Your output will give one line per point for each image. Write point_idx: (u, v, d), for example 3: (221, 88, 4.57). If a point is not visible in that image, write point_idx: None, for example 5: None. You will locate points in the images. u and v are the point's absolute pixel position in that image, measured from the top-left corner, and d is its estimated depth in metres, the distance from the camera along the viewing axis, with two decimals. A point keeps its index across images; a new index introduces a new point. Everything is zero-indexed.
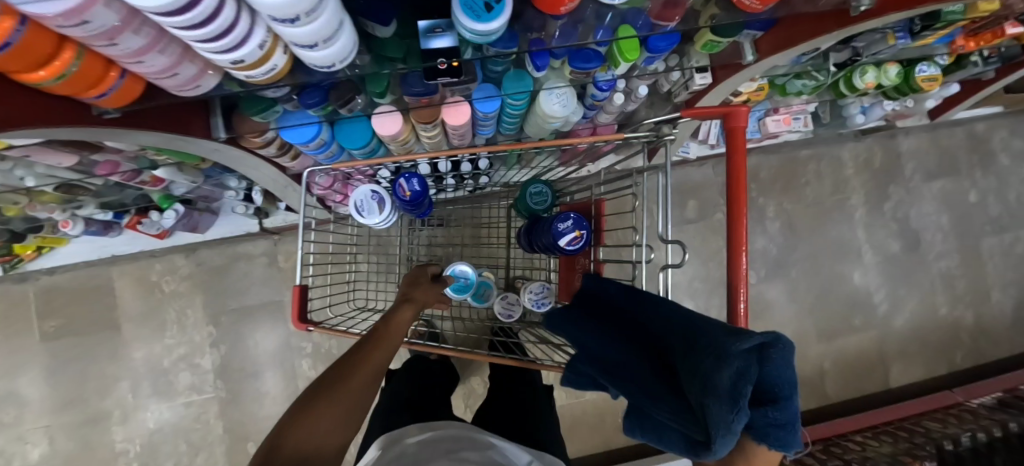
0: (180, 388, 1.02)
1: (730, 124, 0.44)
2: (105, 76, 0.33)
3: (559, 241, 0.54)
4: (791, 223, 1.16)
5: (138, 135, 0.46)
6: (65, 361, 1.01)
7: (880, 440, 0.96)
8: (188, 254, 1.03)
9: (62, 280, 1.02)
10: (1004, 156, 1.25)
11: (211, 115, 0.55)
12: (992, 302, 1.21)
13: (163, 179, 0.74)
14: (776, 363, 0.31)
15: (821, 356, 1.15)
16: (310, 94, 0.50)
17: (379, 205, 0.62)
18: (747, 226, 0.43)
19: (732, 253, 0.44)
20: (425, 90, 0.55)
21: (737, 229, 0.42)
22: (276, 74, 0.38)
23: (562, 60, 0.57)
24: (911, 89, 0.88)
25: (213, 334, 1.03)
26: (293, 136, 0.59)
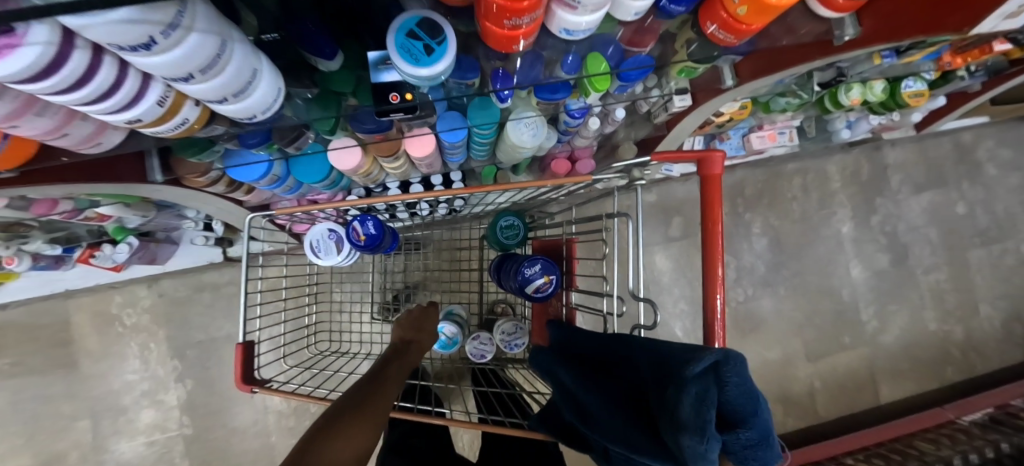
0: (143, 426, 0.96)
1: (706, 170, 0.40)
2: None
3: (526, 287, 0.51)
4: (778, 239, 1.14)
5: (52, 188, 0.41)
6: (17, 401, 0.95)
7: (872, 463, 0.94)
8: (151, 285, 0.98)
9: (14, 315, 0.96)
10: (990, 167, 1.23)
11: (146, 156, 0.50)
12: (980, 316, 1.20)
13: (109, 215, 0.70)
14: (735, 381, 0.26)
15: (810, 375, 1.13)
16: (250, 135, 0.46)
17: (336, 245, 0.58)
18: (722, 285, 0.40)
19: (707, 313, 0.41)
20: (378, 126, 0.51)
21: (712, 288, 0.40)
22: (189, 125, 0.33)
23: (528, 90, 0.53)
24: (898, 104, 0.85)
25: (179, 368, 0.98)
26: (241, 175, 0.55)
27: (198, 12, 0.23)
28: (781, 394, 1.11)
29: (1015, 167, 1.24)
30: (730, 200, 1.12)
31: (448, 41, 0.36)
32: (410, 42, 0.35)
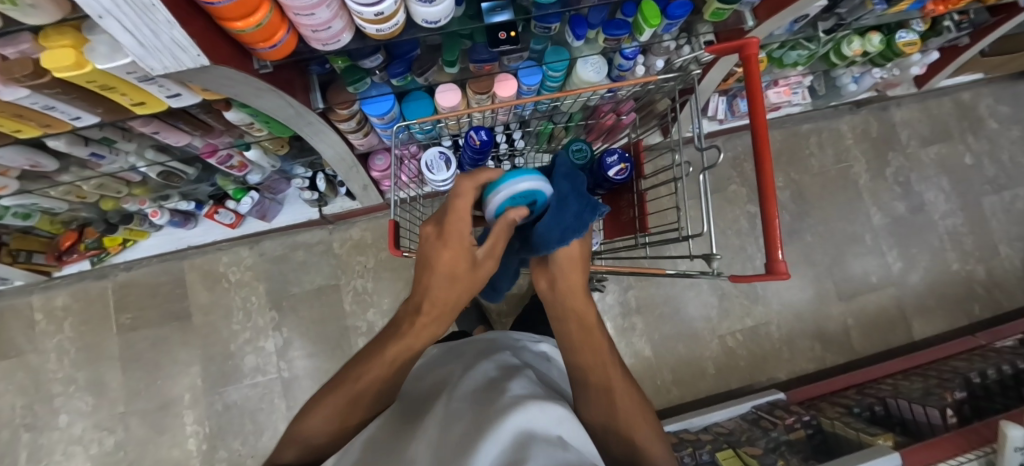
0: (247, 370, 1.09)
1: (746, 54, 0.53)
2: (277, 30, 0.45)
3: (608, 173, 0.63)
4: (800, 191, 1.25)
5: (269, 97, 0.56)
6: (139, 351, 1.09)
7: (911, 380, 1.01)
8: (252, 246, 1.13)
9: (138, 275, 1.11)
10: (992, 121, 1.33)
11: (311, 89, 0.66)
12: (1000, 256, 1.27)
13: (247, 164, 0.86)
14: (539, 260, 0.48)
15: (844, 314, 1.20)
16: (398, 64, 0.62)
17: (446, 164, 0.73)
18: (774, 176, 0.48)
19: (764, 203, 0.49)
20: (488, 58, 0.66)
21: (766, 178, 0.48)
22: (397, 28, 0.49)
23: (596, 30, 0.68)
24: (895, 54, 0.99)
25: (276, 318, 1.11)
26: (375, 107, 0.70)
27: None
28: (818, 332, 1.19)
29: (1016, 120, 1.34)
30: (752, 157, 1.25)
31: None
32: None
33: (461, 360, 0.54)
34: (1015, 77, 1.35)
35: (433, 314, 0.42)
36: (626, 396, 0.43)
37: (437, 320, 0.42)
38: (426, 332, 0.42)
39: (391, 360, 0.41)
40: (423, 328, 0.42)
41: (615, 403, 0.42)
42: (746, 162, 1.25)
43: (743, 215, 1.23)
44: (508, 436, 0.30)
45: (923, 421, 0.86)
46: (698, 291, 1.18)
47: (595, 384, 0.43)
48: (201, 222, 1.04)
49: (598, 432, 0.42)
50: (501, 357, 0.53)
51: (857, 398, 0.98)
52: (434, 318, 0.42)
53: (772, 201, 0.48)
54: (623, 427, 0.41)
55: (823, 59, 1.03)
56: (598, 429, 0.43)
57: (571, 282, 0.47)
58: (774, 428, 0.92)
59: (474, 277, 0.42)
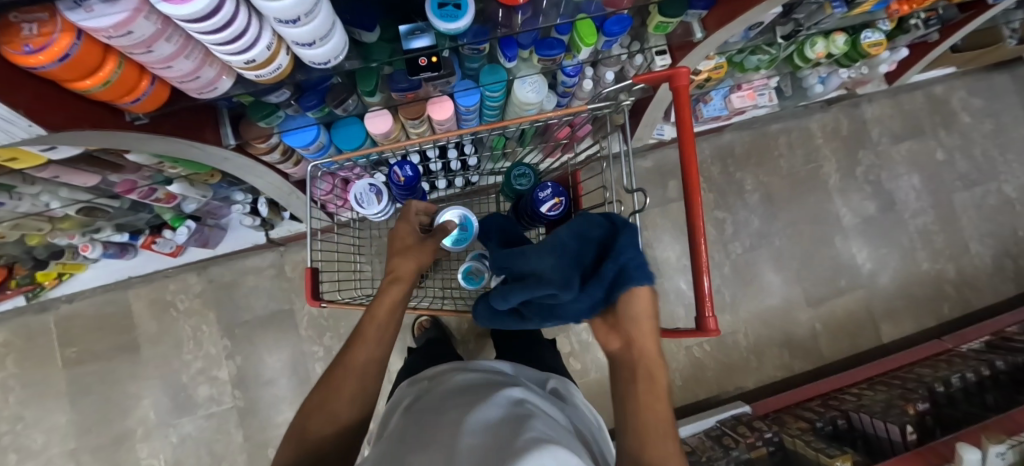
0: (201, 400, 1.06)
1: (676, 84, 0.49)
2: (138, 83, 0.40)
3: (541, 208, 0.59)
4: (768, 194, 1.22)
5: (161, 143, 0.51)
6: (88, 385, 1.05)
7: (875, 390, 1.00)
8: (200, 272, 1.08)
9: (81, 307, 1.06)
10: (965, 114, 1.30)
11: (221, 124, 0.61)
12: (970, 254, 1.26)
13: (175, 195, 0.81)
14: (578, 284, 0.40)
15: (813, 319, 1.19)
16: (309, 97, 0.57)
17: (377, 197, 0.68)
18: (703, 223, 0.45)
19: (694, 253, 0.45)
20: (410, 86, 0.61)
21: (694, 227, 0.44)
22: (282, 72, 0.44)
23: (529, 50, 0.63)
24: (860, 54, 0.94)
25: (228, 346, 1.08)
26: (295, 139, 0.65)
27: None
28: (786, 338, 1.17)
29: (989, 113, 1.31)
30: (720, 161, 1.21)
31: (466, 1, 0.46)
32: (444, 7, 0.46)
33: (472, 383, 0.48)
34: (989, 68, 1.31)
35: (378, 314, 0.45)
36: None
37: (380, 320, 0.45)
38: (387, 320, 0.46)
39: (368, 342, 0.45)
40: (389, 294, 0.47)
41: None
42: (712, 166, 1.21)
43: (710, 221, 1.20)
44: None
45: (884, 437, 0.86)
46: (664, 301, 1.16)
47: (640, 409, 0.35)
48: (140, 252, 0.99)
49: None
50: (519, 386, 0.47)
51: (821, 411, 0.96)
52: (405, 281, 0.48)
53: (702, 252, 0.45)
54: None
55: (787, 61, 0.98)
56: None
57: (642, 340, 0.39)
58: (735, 447, 0.90)
59: (422, 248, 0.51)
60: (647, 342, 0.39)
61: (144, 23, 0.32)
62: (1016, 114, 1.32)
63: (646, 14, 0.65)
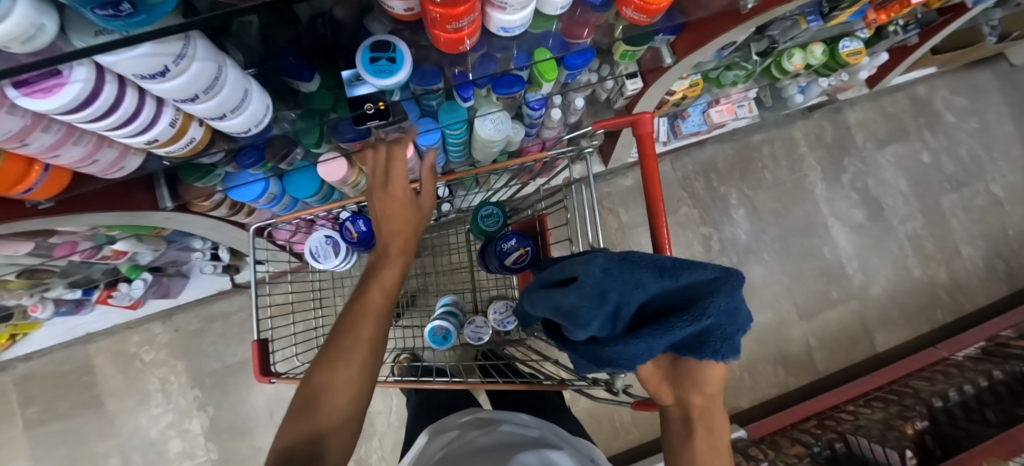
0: (171, 456, 1.00)
1: (639, 131, 0.45)
2: (28, 172, 0.35)
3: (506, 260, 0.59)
4: (754, 207, 1.19)
5: (82, 219, 0.46)
6: (50, 448, 0.99)
7: (872, 407, 0.96)
8: (165, 321, 1.03)
9: (41, 365, 1.00)
10: (949, 114, 1.28)
11: (156, 186, 0.56)
12: (962, 257, 1.23)
13: (125, 252, 0.75)
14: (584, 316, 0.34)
15: (805, 333, 1.16)
16: (248, 154, 0.53)
17: (334, 250, 0.63)
18: None
19: None
20: (358, 135, 0.57)
21: None
22: (197, 144, 0.40)
23: (487, 88, 0.59)
24: (839, 64, 0.91)
25: (199, 397, 1.02)
26: (241, 195, 0.60)
27: (198, 44, 0.30)
28: (779, 354, 1.14)
29: (972, 112, 1.29)
30: (703, 175, 1.18)
31: (401, 50, 0.44)
32: (378, 62, 0.43)
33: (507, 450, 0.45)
34: (969, 66, 1.29)
35: (390, 252, 0.47)
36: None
37: (396, 260, 0.47)
38: (396, 268, 0.47)
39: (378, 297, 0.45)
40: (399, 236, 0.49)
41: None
42: (696, 181, 1.18)
43: (697, 237, 1.16)
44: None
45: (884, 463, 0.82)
46: None
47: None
48: (97, 306, 0.94)
49: None
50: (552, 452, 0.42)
51: (818, 433, 0.93)
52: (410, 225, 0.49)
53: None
54: None
55: (764, 73, 0.95)
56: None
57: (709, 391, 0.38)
58: None
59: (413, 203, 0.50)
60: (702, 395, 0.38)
61: (10, 118, 0.26)
62: (1001, 112, 1.29)
63: (610, 43, 0.62)
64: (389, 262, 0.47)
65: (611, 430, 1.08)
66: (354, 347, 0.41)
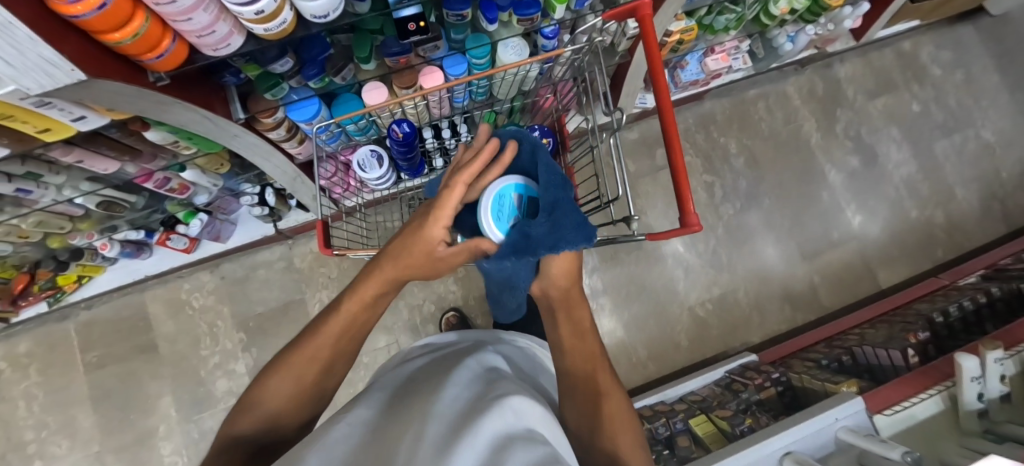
0: (219, 395, 1.08)
1: (640, 15, 0.52)
2: (161, 39, 0.45)
3: None
4: (753, 156, 1.26)
5: (180, 110, 0.57)
6: (108, 388, 1.07)
7: (877, 327, 1.01)
8: (213, 270, 1.12)
9: (101, 312, 1.09)
10: (935, 67, 1.35)
11: (230, 101, 0.67)
12: (957, 199, 1.29)
13: (188, 185, 0.86)
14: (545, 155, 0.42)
15: (809, 272, 1.21)
16: (310, 67, 0.63)
17: (378, 161, 0.72)
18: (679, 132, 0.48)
19: (674, 164, 0.48)
20: (402, 50, 0.65)
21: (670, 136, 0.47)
22: (288, 26, 0.50)
23: (509, 12, 0.69)
24: (822, 8, 1.00)
25: (244, 339, 1.10)
26: (297, 113, 0.70)
27: None
28: (786, 291, 1.20)
29: (958, 64, 1.36)
30: (703, 128, 1.26)
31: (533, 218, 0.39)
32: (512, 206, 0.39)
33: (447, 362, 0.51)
34: (951, 22, 1.37)
35: (381, 273, 0.39)
36: (622, 419, 0.45)
37: (380, 277, 0.39)
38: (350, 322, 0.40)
39: (347, 322, 0.40)
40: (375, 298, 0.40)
41: (602, 410, 0.44)
42: (696, 133, 1.26)
43: (700, 185, 1.23)
44: (494, 433, 0.27)
45: (887, 365, 0.87)
46: (663, 265, 1.18)
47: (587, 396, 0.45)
48: (154, 250, 1.03)
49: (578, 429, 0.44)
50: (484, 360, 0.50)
51: (825, 351, 0.98)
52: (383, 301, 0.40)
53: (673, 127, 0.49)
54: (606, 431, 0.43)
55: (753, 22, 1.04)
56: (579, 429, 0.44)
57: (577, 309, 0.44)
58: (745, 389, 0.91)
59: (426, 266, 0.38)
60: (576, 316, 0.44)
61: None
62: (985, 64, 1.36)
63: None
64: (338, 327, 0.40)
65: (628, 363, 1.13)
66: (293, 371, 0.38)
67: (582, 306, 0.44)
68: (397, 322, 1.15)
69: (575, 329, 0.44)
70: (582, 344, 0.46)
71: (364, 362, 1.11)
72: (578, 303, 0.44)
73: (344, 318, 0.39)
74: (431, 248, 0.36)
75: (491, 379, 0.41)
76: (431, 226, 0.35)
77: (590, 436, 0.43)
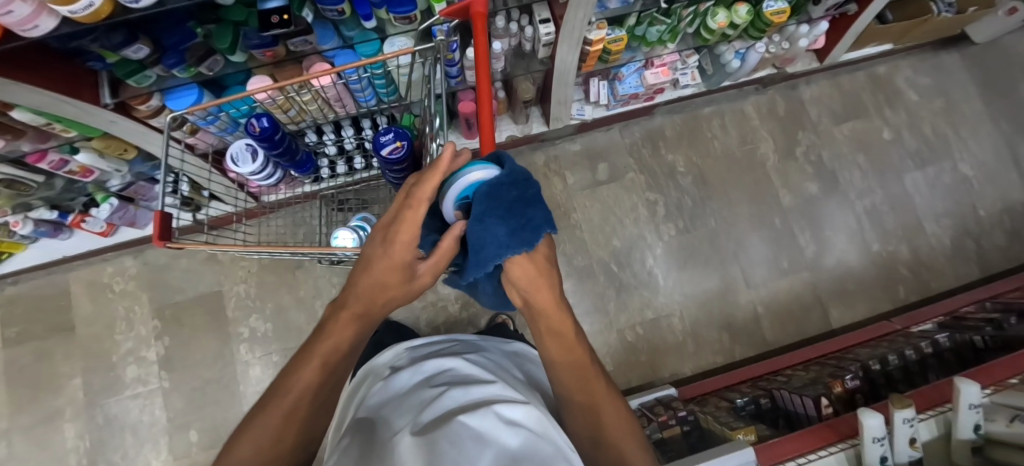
0: (127, 381, 1.07)
1: (475, 11, 0.49)
2: None
3: (382, 152, 0.60)
4: (702, 175, 1.20)
5: (27, 92, 0.56)
6: (22, 366, 1.07)
7: (808, 369, 0.93)
8: (137, 255, 1.13)
9: (25, 289, 1.11)
10: (911, 93, 1.27)
11: (99, 86, 0.66)
12: (927, 234, 1.19)
13: (90, 169, 0.85)
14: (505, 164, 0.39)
15: (753, 302, 1.13)
16: (170, 55, 0.61)
17: (252, 156, 0.70)
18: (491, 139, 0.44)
19: None
20: (264, 43, 0.63)
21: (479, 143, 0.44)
22: (98, 10, 0.47)
23: (385, 9, 0.66)
24: (766, 25, 0.93)
25: (158, 327, 1.10)
26: (174, 100, 0.70)
27: None
28: (725, 322, 1.12)
29: (937, 90, 1.28)
30: (650, 142, 1.21)
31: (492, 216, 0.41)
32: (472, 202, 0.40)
33: (426, 372, 0.48)
34: (933, 47, 1.29)
35: (361, 310, 0.38)
36: (620, 420, 0.44)
37: (364, 318, 0.39)
38: (337, 342, 0.37)
39: (325, 367, 0.36)
40: (346, 326, 0.38)
41: (602, 419, 0.43)
42: (643, 148, 1.21)
43: (641, 203, 1.17)
44: None
45: (801, 413, 0.79)
46: (593, 283, 1.13)
47: (596, 410, 0.43)
48: (74, 232, 1.04)
49: (584, 442, 0.43)
50: (469, 369, 0.46)
51: (746, 391, 0.91)
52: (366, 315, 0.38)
53: (487, 135, 0.45)
54: (611, 440, 0.42)
55: (694, 35, 0.98)
56: (585, 443, 0.43)
57: (554, 324, 0.40)
58: (647, 426, 0.83)
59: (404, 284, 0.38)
60: (551, 321, 0.40)
61: None
62: (967, 92, 1.28)
63: None
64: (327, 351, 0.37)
65: None
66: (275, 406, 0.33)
67: (562, 315, 0.39)
68: (313, 321, 1.11)
69: (557, 339, 0.41)
70: (573, 359, 0.42)
71: (273, 359, 1.09)
72: (556, 319, 0.39)
73: (329, 350, 0.37)
74: (404, 269, 0.36)
75: (488, 396, 0.37)
76: (397, 251, 0.35)
77: (595, 450, 0.42)
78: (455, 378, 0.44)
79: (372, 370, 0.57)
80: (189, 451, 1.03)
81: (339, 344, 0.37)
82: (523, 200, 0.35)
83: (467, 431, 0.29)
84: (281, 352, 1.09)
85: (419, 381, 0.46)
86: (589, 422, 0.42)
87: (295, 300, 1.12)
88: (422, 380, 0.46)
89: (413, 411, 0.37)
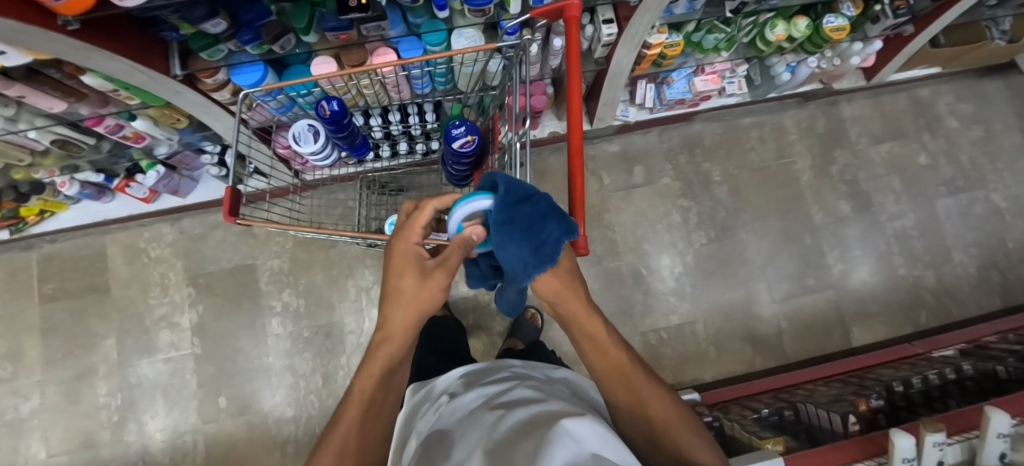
0: (160, 345, 1.09)
1: (568, 15, 0.49)
2: None
3: (453, 145, 0.61)
4: (737, 185, 1.20)
5: (104, 58, 0.56)
6: (58, 322, 1.10)
7: (830, 386, 0.95)
8: (174, 223, 1.14)
9: (62, 247, 1.12)
10: (951, 119, 1.27)
11: (170, 56, 0.66)
12: (953, 262, 1.20)
13: (142, 135, 0.86)
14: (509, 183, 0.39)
15: (776, 315, 1.15)
16: (246, 31, 0.61)
17: (314, 136, 0.71)
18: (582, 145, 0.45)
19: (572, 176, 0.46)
20: (340, 26, 0.63)
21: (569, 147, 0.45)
22: None
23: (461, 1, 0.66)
24: (823, 40, 0.93)
25: (192, 295, 1.12)
26: (241, 76, 0.70)
27: None
28: (747, 332, 1.14)
29: (977, 118, 1.27)
30: (688, 149, 1.21)
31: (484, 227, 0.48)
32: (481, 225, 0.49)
33: (482, 393, 0.47)
34: (978, 74, 1.28)
35: (392, 334, 0.40)
36: (679, 420, 0.42)
37: (396, 341, 0.40)
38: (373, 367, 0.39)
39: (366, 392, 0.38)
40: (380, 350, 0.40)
41: (655, 418, 0.41)
42: (681, 154, 1.21)
43: (675, 209, 1.18)
44: None
45: (827, 429, 0.80)
46: (621, 285, 1.14)
47: (645, 407, 0.42)
48: (116, 196, 1.05)
49: (640, 441, 0.42)
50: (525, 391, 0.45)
51: (769, 403, 0.93)
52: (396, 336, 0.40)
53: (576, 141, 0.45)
54: (665, 441, 0.40)
55: (748, 46, 0.98)
56: (640, 443, 0.43)
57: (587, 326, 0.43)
58: None
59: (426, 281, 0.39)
60: (582, 324, 0.43)
61: None
62: (1007, 123, 1.28)
63: None
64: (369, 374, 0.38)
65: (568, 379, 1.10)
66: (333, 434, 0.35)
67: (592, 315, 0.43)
68: (343, 301, 1.13)
69: (592, 341, 0.43)
70: (611, 358, 0.43)
71: (303, 335, 1.11)
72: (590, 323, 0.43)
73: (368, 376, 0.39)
74: (412, 266, 0.40)
75: (547, 414, 0.36)
76: (403, 245, 0.41)
77: (650, 448, 0.42)
78: (514, 400, 0.43)
79: (428, 394, 0.57)
80: (217, 417, 1.06)
81: (377, 368, 0.39)
82: (538, 216, 0.37)
83: (533, 443, 0.27)
84: (312, 329, 1.11)
85: (476, 402, 0.45)
86: (641, 422, 0.42)
87: (327, 279, 1.14)
88: (480, 402, 0.45)
89: (474, 432, 0.36)
